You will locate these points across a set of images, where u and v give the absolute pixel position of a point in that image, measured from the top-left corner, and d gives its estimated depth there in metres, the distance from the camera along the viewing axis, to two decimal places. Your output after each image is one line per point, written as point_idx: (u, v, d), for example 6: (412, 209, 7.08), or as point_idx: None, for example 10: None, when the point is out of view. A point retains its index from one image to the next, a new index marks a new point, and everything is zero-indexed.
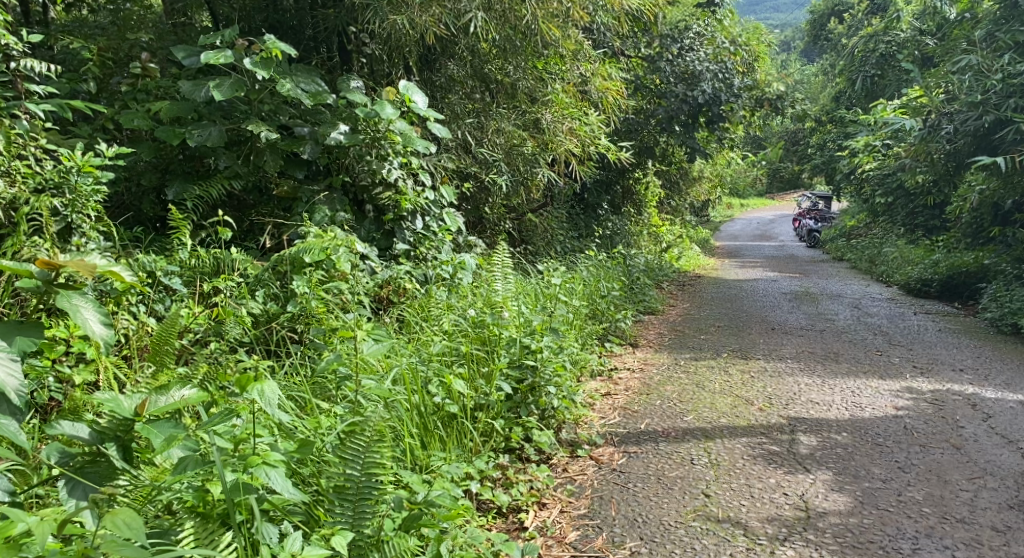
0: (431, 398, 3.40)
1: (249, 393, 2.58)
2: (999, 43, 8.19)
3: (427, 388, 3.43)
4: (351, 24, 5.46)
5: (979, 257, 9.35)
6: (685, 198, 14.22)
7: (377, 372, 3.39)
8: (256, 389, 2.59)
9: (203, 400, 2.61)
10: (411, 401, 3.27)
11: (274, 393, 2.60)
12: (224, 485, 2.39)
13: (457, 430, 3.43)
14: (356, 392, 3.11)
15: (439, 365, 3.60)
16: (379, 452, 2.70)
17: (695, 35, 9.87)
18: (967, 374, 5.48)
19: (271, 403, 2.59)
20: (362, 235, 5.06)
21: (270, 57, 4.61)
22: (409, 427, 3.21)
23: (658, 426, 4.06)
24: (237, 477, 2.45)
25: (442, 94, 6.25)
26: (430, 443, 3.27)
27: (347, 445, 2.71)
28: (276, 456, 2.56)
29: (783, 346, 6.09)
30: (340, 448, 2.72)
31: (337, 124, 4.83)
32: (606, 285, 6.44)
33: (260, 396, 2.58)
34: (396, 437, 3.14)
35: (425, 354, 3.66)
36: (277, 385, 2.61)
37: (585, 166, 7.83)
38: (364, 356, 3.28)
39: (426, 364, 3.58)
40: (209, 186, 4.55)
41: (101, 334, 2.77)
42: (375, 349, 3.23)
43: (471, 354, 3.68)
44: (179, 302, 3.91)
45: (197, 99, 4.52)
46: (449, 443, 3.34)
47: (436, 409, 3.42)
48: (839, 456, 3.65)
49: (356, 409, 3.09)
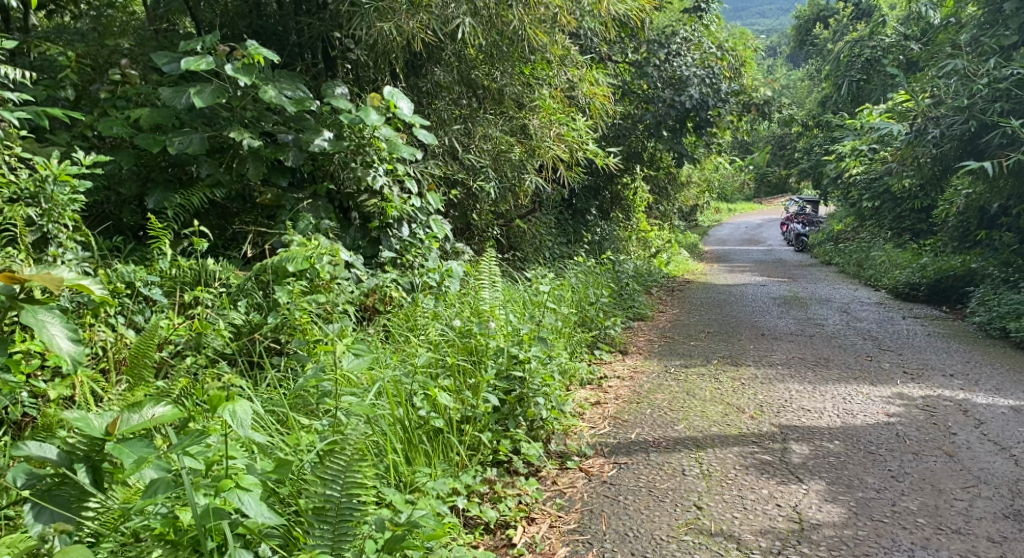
0: (416, 411, 3.32)
1: (221, 413, 2.60)
2: (984, 48, 8.23)
3: (411, 401, 3.35)
4: (335, 30, 5.40)
5: (966, 261, 9.37)
6: (674, 203, 14.21)
7: (360, 386, 3.32)
8: (227, 409, 2.61)
9: (176, 418, 2.56)
10: (395, 415, 3.20)
11: (246, 414, 2.62)
12: (195, 509, 2.36)
13: (443, 443, 3.35)
14: (338, 408, 3.04)
15: (425, 377, 3.52)
16: (359, 471, 2.62)
17: (682, 41, 9.88)
18: (957, 380, 5.45)
19: (243, 422, 2.60)
20: (347, 242, 4.98)
21: (252, 63, 4.54)
22: (393, 442, 3.13)
23: (648, 435, 4.01)
24: (208, 503, 2.40)
25: (428, 100, 6.19)
26: (415, 458, 3.20)
27: (327, 465, 2.62)
28: (252, 478, 2.50)
29: (773, 352, 6.05)
30: (319, 468, 2.64)
31: (321, 131, 4.78)
32: (595, 292, 6.40)
33: (232, 416, 2.60)
34: (379, 453, 3.07)
35: (411, 366, 3.58)
36: (248, 404, 2.64)
37: (573, 171, 7.80)
38: (345, 369, 3.20)
39: (411, 377, 3.51)
40: (190, 195, 4.50)
41: (68, 351, 2.84)
42: (357, 362, 3.14)
43: (458, 366, 3.60)
44: (159, 313, 3.84)
45: (177, 106, 4.44)
46: (434, 458, 3.27)
47: (422, 423, 3.34)
48: (832, 465, 3.61)
49: (337, 426, 3.01)
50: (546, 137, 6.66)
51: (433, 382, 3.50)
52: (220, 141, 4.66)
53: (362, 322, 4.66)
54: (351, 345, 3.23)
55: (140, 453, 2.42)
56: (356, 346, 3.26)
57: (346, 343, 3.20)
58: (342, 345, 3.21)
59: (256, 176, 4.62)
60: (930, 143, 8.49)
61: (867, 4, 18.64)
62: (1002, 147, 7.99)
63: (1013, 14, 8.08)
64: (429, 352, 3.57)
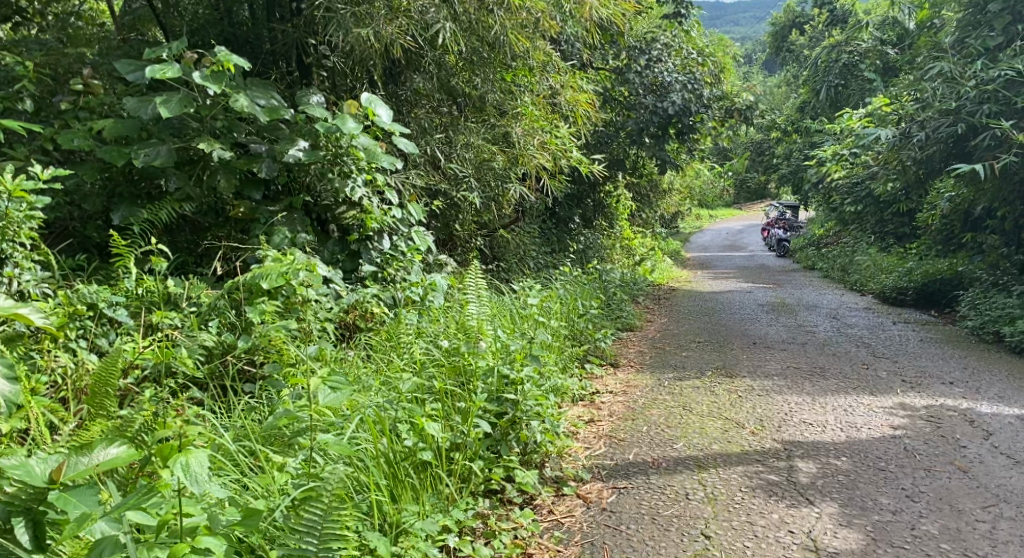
0: (401, 442, 3.10)
1: (173, 468, 2.30)
2: (970, 49, 8.12)
3: (396, 431, 3.12)
4: (311, 37, 5.18)
5: (954, 265, 9.22)
6: (656, 210, 14.08)
7: (337, 419, 3.09)
8: (179, 462, 2.31)
9: (128, 461, 2.32)
10: (377, 449, 2.97)
11: (200, 467, 2.32)
12: None
13: (431, 476, 3.13)
14: (313, 447, 2.83)
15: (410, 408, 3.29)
16: (337, 522, 2.49)
17: (663, 46, 9.67)
18: (957, 388, 5.29)
19: (197, 478, 2.31)
20: (325, 256, 4.77)
21: (222, 71, 4.32)
22: (377, 479, 2.91)
23: (647, 455, 3.80)
24: None
25: (408, 109, 5.97)
26: (401, 495, 2.97)
27: (301, 515, 2.50)
28: (212, 540, 2.28)
29: (767, 362, 5.87)
30: (292, 518, 2.51)
31: (296, 140, 4.56)
32: (583, 303, 6.21)
33: (184, 470, 2.30)
34: (362, 493, 2.86)
35: (395, 394, 3.34)
36: (204, 456, 2.35)
37: (557, 179, 7.62)
38: (318, 405, 2.96)
39: (395, 406, 3.27)
40: (158, 209, 4.25)
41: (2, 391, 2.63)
42: (334, 397, 2.88)
43: (446, 392, 3.37)
44: (124, 335, 3.60)
45: (142, 116, 4.20)
46: (422, 492, 3.05)
47: (407, 454, 3.11)
48: (842, 485, 3.43)
49: (313, 467, 2.78)
50: (529, 145, 6.51)
51: (419, 410, 3.27)
52: (189, 153, 4.42)
53: (342, 339, 4.46)
54: (328, 376, 2.97)
55: (88, 506, 2.22)
56: (333, 378, 3.00)
57: (323, 375, 2.94)
58: (318, 377, 2.94)
59: (227, 189, 4.39)
60: (916, 146, 8.39)
61: (841, 11, 18.75)
62: (990, 150, 7.83)
63: (997, 15, 7.99)
64: (415, 378, 3.34)
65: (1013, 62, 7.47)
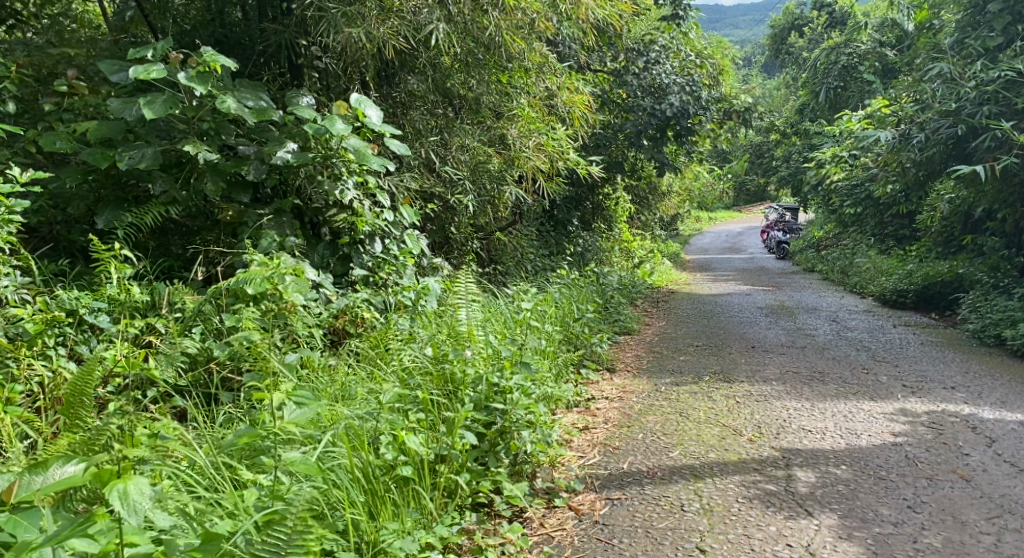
0: (381, 456, 3.01)
1: (110, 496, 2.25)
2: (969, 50, 8.04)
3: (375, 445, 3.04)
4: (302, 37, 5.08)
5: (954, 267, 9.13)
6: (655, 212, 13.99)
7: (314, 435, 3.00)
8: (117, 489, 2.26)
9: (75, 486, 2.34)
10: (354, 465, 2.88)
11: (139, 494, 2.27)
12: None
13: (414, 491, 3.05)
14: (278, 467, 2.74)
15: (390, 421, 3.20)
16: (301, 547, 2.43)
17: (661, 48, 9.61)
18: (960, 392, 5.20)
19: (136, 507, 2.25)
20: (315, 260, 4.67)
21: (208, 72, 4.23)
22: (354, 496, 2.83)
23: (642, 465, 3.71)
24: None
25: (402, 111, 5.88)
26: (380, 511, 2.89)
27: (265, 540, 2.44)
28: None
29: (766, 367, 5.78)
30: (253, 543, 2.44)
31: (285, 142, 4.47)
32: (579, 307, 6.11)
33: (121, 499, 2.24)
34: (337, 511, 2.78)
35: (374, 406, 3.26)
36: (143, 483, 2.29)
37: (554, 182, 7.54)
38: (287, 423, 2.87)
39: (373, 420, 3.18)
40: (143, 212, 4.16)
41: None
42: (299, 413, 2.86)
43: (426, 404, 3.29)
44: (106, 342, 3.52)
45: (126, 118, 4.12)
46: (404, 508, 2.97)
47: (388, 469, 3.03)
48: (842, 495, 3.33)
49: (279, 488, 2.70)
50: (524, 147, 6.44)
51: (399, 423, 3.18)
52: (175, 155, 4.33)
53: (331, 345, 4.38)
54: (292, 392, 2.96)
55: (36, 531, 2.28)
56: (298, 394, 2.98)
57: (287, 392, 2.94)
58: (283, 394, 2.94)
59: (214, 192, 4.29)
60: (916, 147, 8.29)
61: (841, 13, 18.70)
62: (991, 151, 7.74)
63: (997, 15, 7.91)
64: (395, 390, 3.25)
65: (1014, 62, 7.38)
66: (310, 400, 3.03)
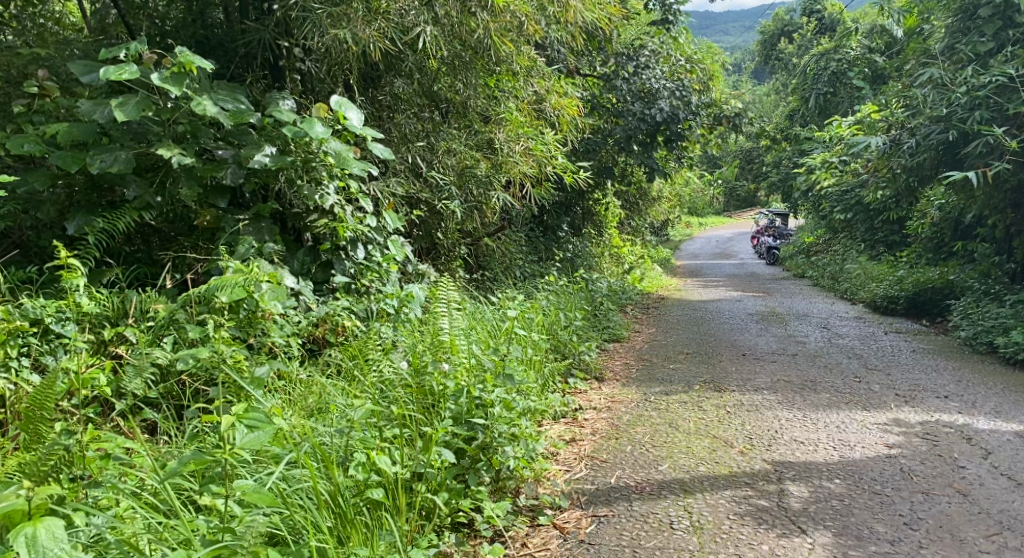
0: (350, 476, 2.89)
1: (17, 542, 2.30)
2: (960, 55, 7.83)
3: (344, 466, 2.91)
4: (284, 38, 4.92)
5: (944, 274, 9.08)
6: (645, 217, 13.93)
7: (277, 458, 2.87)
8: (24, 535, 2.32)
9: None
10: (320, 490, 2.75)
11: (49, 538, 2.33)
12: None
13: (386, 514, 2.92)
14: (227, 497, 2.59)
15: (363, 440, 3.06)
16: None
17: (651, 53, 9.51)
18: (954, 402, 5.10)
19: (43, 552, 2.30)
20: (295, 266, 4.55)
21: (183, 73, 4.10)
22: (319, 522, 2.71)
23: (630, 479, 3.60)
24: None
25: (388, 114, 5.74)
26: (348, 538, 2.76)
27: None
28: None
29: (757, 375, 5.67)
30: None
31: (262, 146, 4.32)
32: (567, 315, 6.00)
33: (28, 545, 2.30)
34: (302, 541, 2.66)
35: (346, 423, 3.12)
36: (54, 527, 2.34)
37: (542, 187, 7.45)
38: (237, 449, 2.66)
39: (344, 439, 3.04)
40: (115, 218, 4.04)
41: None
42: (252, 437, 2.68)
43: (400, 422, 3.15)
44: (72, 353, 3.39)
45: (96, 119, 3.97)
46: (377, 531, 2.85)
47: (359, 490, 2.91)
48: (836, 511, 3.23)
49: (231, 519, 2.59)
50: (513, 152, 6.30)
51: (371, 443, 3.03)
52: (150, 159, 4.20)
53: (311, 355, 4.26)
54: (244, 415, 2.76)
55: None
56: (251, 417, 2.75)
57: (239, 415, 2.73)
58: (233, 417, 2.74)
59: (189, 197, 4.14)
60: (906, 153, 8.19)
61: (830, 19, 18.70)
62: (982, 157, 7.63)
63: (987, 20, 7.68)
64: (367, 407, 3.11)
65: (1005, 67, 7.22)
66: (264, 423, 2.79)
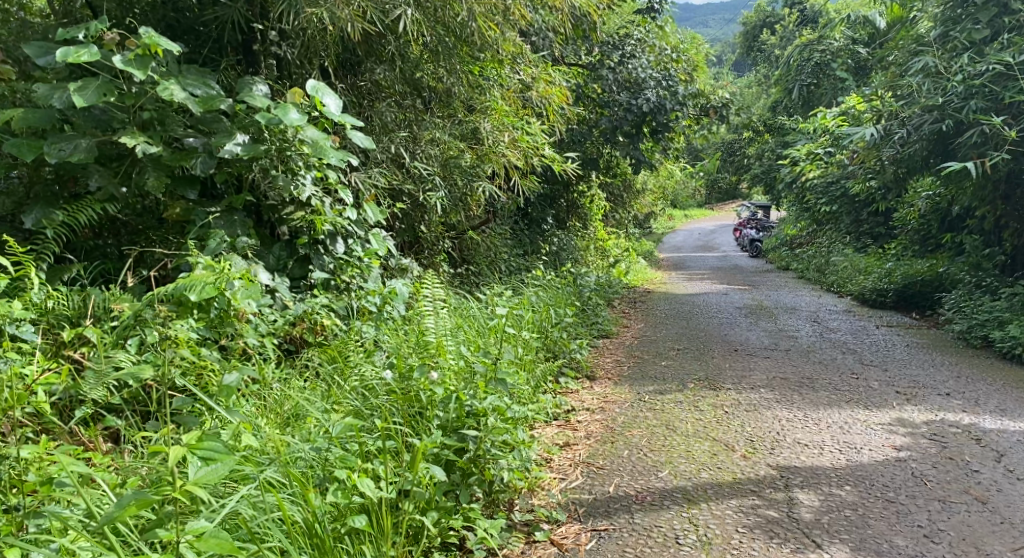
0: (323, 499, 2.65)
1: None
2: (954, 43, 7.55)
3: (319, 489, 2.69)
4: (259, 21, 4.64)
5: (934, 266, 8.94)
6: (630, 210, 13.74)
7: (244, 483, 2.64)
8: None
9: None
10: (290, 518, 2.52)
11: None
12: None
13: (366, 540, 2.68)
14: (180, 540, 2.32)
15: (341, 457, 2.83)
16: None
17: (637, 42, 9.32)
18: (956, 400, 4.93)
19: None
20: (271, 262, 4.28)
21: (148, 55, 3.84)
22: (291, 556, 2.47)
23: (629, 488, 3.41)
24: None
25: (369, 102, 5.47)
26: None
27: None
28: None
29: (752, 372, 5.48)
30: None
31: (235, 134, 4.07)
32: (557, 311, 5.76)
33: None
34: None
35: (321, 439, 2.89)
36: None
37: (528, 178, 7.22)
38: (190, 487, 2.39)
39: (321, 456, 2.81)
40: (76, 210, 3.76)
41: None
42: (209, 470, 2.38)
43: (384, 435, 2.92)
44: (24, 358, 3.12)
45: (54, 104, 3.69)
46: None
47: (335, 514, 2.68)
48: (850, 523, 3.12)
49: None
50: (499, 142, 6.09)
51: (351, 462, 2.79)
52: (113, 148, 3.92)
53: (289, 356, 4.02)
54: (199, 446, 2.51)
55: None
56: (206, 448, 2.53)
57: (192, 446, 2.50)
58: (186, 449, 2.50)
59: (156, 188, 3.88)
60: (897, 144, 7.97)
61: (813, 11, 18.62)
62: (975, 147, 7.37)
63: (981, 7, 7.38)
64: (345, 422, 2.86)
65: (1002, 54, 6.98)
66: (221, 453, 2.56)
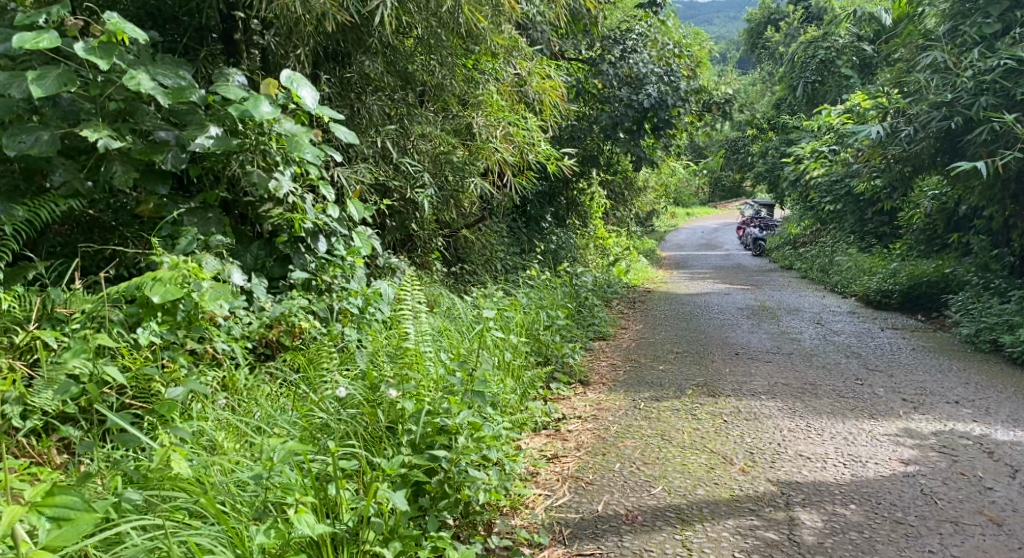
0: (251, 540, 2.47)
1: None
2: (964, 38, 7.26)
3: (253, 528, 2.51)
4: (238, 9, 4.41)
5: (941, 267, 8.70)
6: (632, 208, 13.52)
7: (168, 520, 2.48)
8: None
9: None
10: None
11: None
12: None
13: None
14: None
15: (284, 486, 2.66)
16: None
17: (638, 36, 9.10)
18: (965, 409, 4.71)
19: None
20: (248, 261, 4.10)
21: (113, 42, 3.62)
22: None
23: (619, 507, 3.20)
24: None
25: (356, 94, 5.18)
26: None
27: None
28: None
29: (753, 378, 5.25)
30: None
31: (208, 127, 3.84)
32: (549, 313, 5.54)
33: None
34: None
35: (262, 466, 2.72)
36: None
37: (524, 175, 7.00)
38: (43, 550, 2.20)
39: (261, 484, 2.65)
40: (37, 205, 3.54)
41: None
42: (63, 533, 2.22)
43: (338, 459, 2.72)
44: None
45: (11, 95, 3.46)
46: None
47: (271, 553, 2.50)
48: (856, 547, 2.92)
49: None
50: (491, 137, 5.90)
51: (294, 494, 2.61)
52: (76, 141, 3.70)
53: (263, 360, 3.83)
54: (46, 504, 2.26)
55: None
56: (55, 506, 2.26)
57: (38, 506, 2.24)
58: (32, 508, 2.25)
59: (124, 183, 3.67)
60: (903, 142, 7.73)
61: (818, 8, 18.36)
62: (986, 145, 7.10)
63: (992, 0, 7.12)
64: (287, 448, 2.69)
65: (1014, 50, 6.72)
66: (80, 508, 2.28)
